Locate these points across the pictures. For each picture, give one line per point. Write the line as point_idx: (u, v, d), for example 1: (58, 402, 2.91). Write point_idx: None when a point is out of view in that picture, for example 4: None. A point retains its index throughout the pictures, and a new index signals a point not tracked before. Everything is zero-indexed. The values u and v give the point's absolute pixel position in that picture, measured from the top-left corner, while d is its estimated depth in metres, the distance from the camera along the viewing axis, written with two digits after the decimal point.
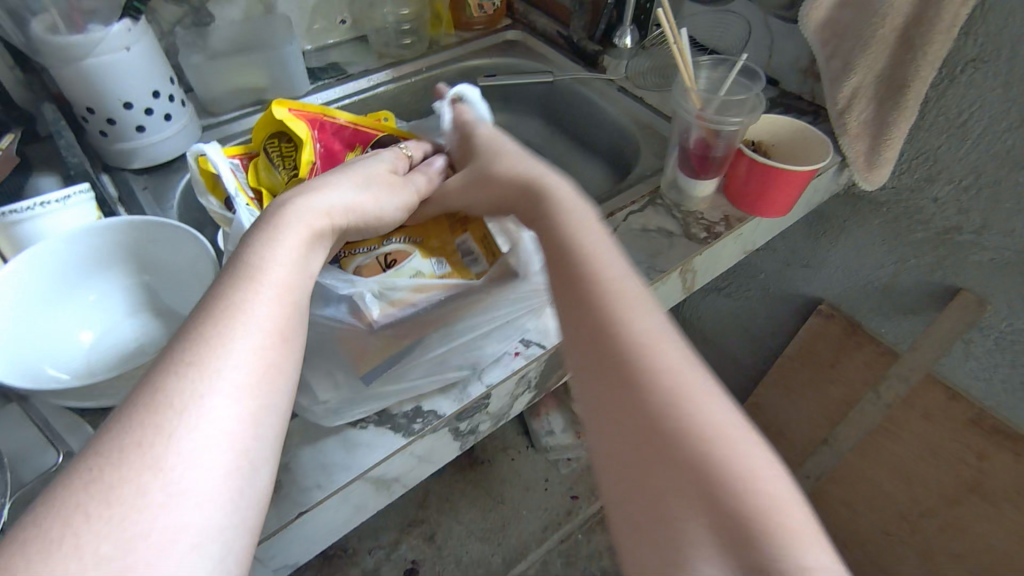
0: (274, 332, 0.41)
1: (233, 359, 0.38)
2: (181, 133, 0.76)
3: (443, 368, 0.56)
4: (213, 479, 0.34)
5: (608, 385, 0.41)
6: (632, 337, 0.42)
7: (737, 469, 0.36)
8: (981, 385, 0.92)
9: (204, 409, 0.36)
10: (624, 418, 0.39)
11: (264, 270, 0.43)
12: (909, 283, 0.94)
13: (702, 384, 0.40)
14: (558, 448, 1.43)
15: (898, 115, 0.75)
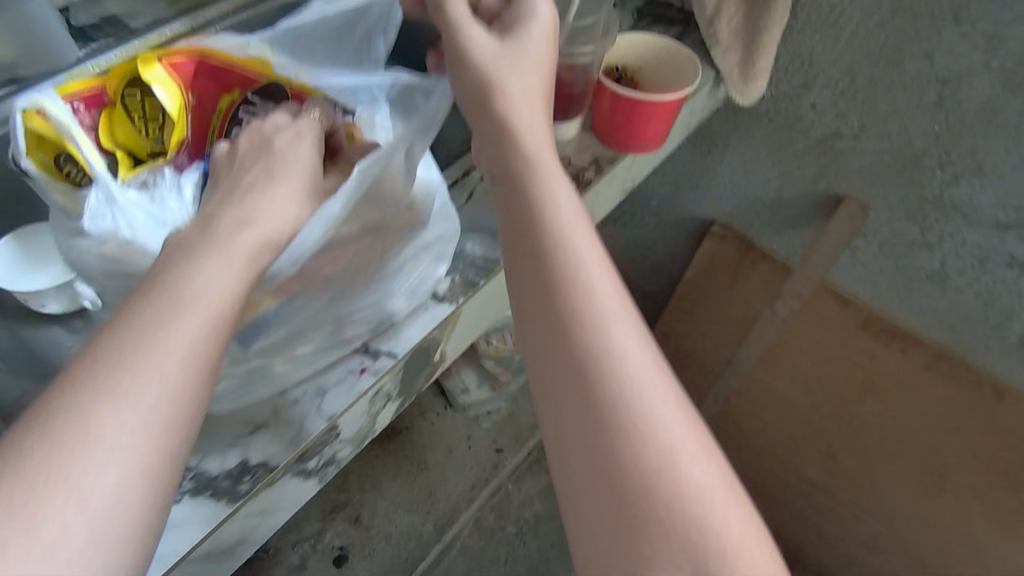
0: (202, 354, 0.35)
1: (151, 388, 0.33)
2: None
3: (341, 334, 0.50)
4: (129, 511, 0.31)
5: (582, 421, 0.36)
6: (612, 372, 0.36)
7: (713, 506, 0.34)
8: (869, 289, 0.92)
9: (119, 442, 0.31)
10: (597, 454, 0.35)
11: (190, 281, 0.36)
12: (795, 196, 0.90)
13: (679, 410, 0.37)
14: (476, 404, 1.36)
15: (770, 18, 0.67)
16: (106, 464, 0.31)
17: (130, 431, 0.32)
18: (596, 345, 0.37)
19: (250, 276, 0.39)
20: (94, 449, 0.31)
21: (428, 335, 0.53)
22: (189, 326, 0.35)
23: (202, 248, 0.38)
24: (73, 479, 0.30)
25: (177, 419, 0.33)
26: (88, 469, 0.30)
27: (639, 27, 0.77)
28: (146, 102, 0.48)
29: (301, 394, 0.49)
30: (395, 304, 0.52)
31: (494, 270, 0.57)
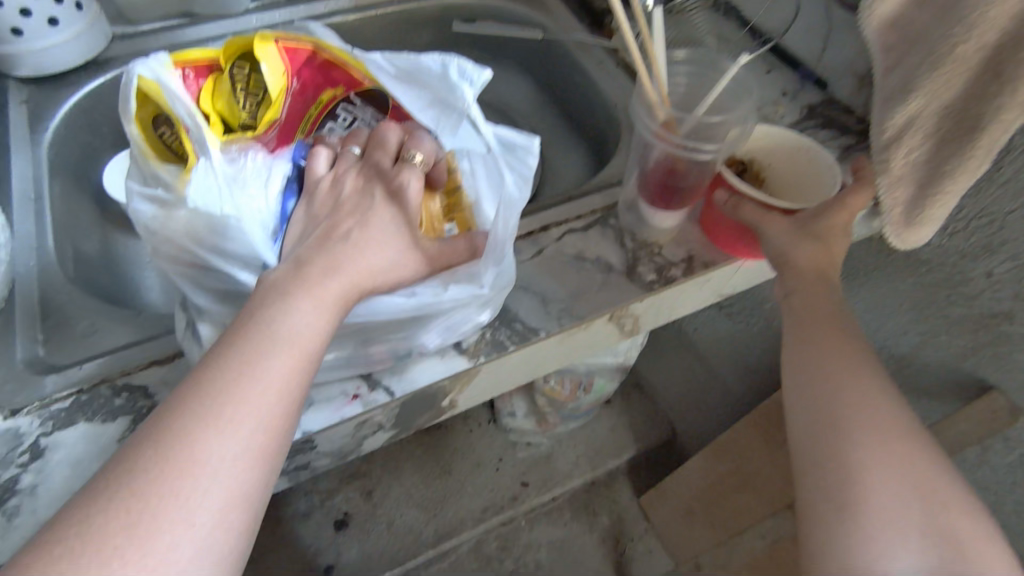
0: (294, 391, 0.38)
1: (253, 418, 0.36)
2: (75, 42, 0.65)
3: (365, 350, 0.47)
4: (226, 523, 0.34)
5: (831, 503, 0.45)
6: (865, 464, 0.45)
7: None
8: (987, 500, 0.76)
9: (222, 461, 0.35)
10: (847, 522, 0.44)
11: (287, 322, 0.39)
12: (931, 362, 0.75)
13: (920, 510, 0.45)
14: (518, 431, 1.32)
15: (960, 167, 0.55)
16: (210, 489, 0.34)
17: (230, 454, 0.35)
18: (856, 448, 0.46)
19: (340, 317, 0.41)
20: (200, 476, 0.34)
21: (433, 384, 0.50)
22: (283, 365, 0.38)
23: (303, 288, 0.40)
24: (183, 497, 0.33)
25: (268, 445, 0.37)
26: (195, 486, 0.34)
27: (804, 126, 0.67)
28: (251, 78, 0.49)
29: None
30: (426, 339, 0.48)
31: (530, 339, 0.52)
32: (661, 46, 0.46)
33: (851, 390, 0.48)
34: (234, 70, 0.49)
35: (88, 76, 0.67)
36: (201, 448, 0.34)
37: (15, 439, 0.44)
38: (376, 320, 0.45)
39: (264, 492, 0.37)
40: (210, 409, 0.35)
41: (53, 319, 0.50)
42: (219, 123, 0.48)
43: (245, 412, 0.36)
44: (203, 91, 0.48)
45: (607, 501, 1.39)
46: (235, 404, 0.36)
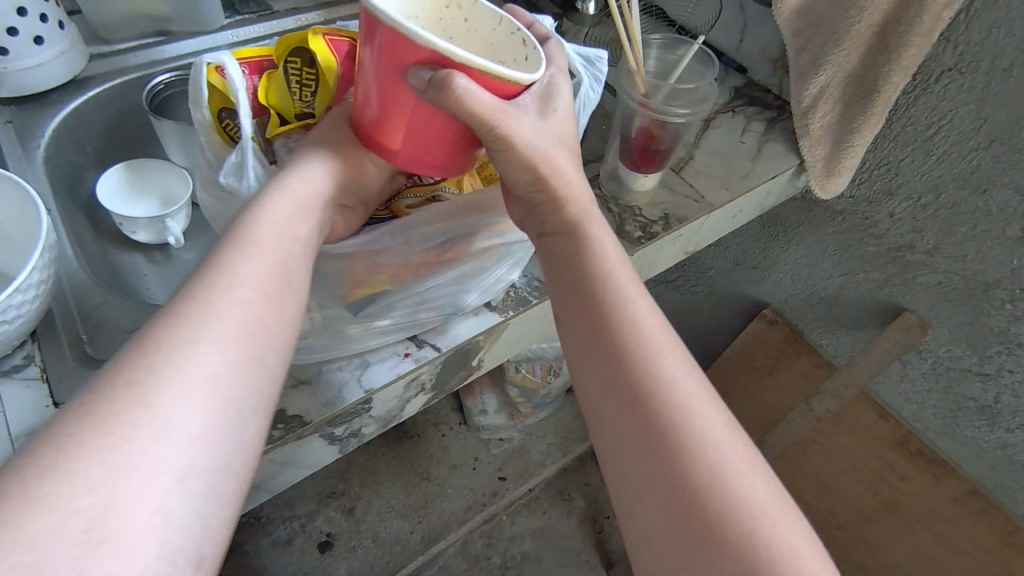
0: (276, 283, 0.40)
1: (223, 308, 0.37)
2: (57, 61, 0.66)
3: (414, 310, 0.53)
4: (215, 392, 0.34)
5: (634, 389, 0.40)
6: (633, 335, 0.42)
7: (710, 458, 0.38)
8: (912, 408, 0.90)
9: (216, 334, 0.36)
10: (613, 393, 0.41)
11: (262, 226, 0.42)
12: (855, 297, 0.89)
13: (687, 383, 0.41)
14: (491, 427, 1.36)
15: (864, 122, 0.70)
16: (173, 375, 0.33)
17: (223, 330, 0.36)
18: (625, 322, 0.43)
19: (308, 227, 0.45)
20: (167, 358, 0.34)
21: (471, 339, 0.55)
22: (260, 263, 0.40)
23: (273, 200, 0.44)
24: (165, 378, 0.33)
25: (254, 327, 0.38)
26: (184, 356, 0.34)
27: (734, 105, 0.80)
28: (303, 71, 0.52)
29: (347, 362, 0.52)
30: (466, 298, 0.54)
31: (550, 291, 0.58)
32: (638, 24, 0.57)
33: (616, 265, 0.46)
34: (286, 64, 0.52)
35: (71, 94, 0.68)
36: (189, 321, 0.36)
37: None
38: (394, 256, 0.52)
39: (254, 374, 0.37)
40: (196, 292, 0.37)
41: (94, 321, 0.51)
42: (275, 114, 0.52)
43: (232, 295, 0.38)
44: (260, 89, 0.52)
45: (579, 485, 1.46)
46: (223, 289, 0.38)
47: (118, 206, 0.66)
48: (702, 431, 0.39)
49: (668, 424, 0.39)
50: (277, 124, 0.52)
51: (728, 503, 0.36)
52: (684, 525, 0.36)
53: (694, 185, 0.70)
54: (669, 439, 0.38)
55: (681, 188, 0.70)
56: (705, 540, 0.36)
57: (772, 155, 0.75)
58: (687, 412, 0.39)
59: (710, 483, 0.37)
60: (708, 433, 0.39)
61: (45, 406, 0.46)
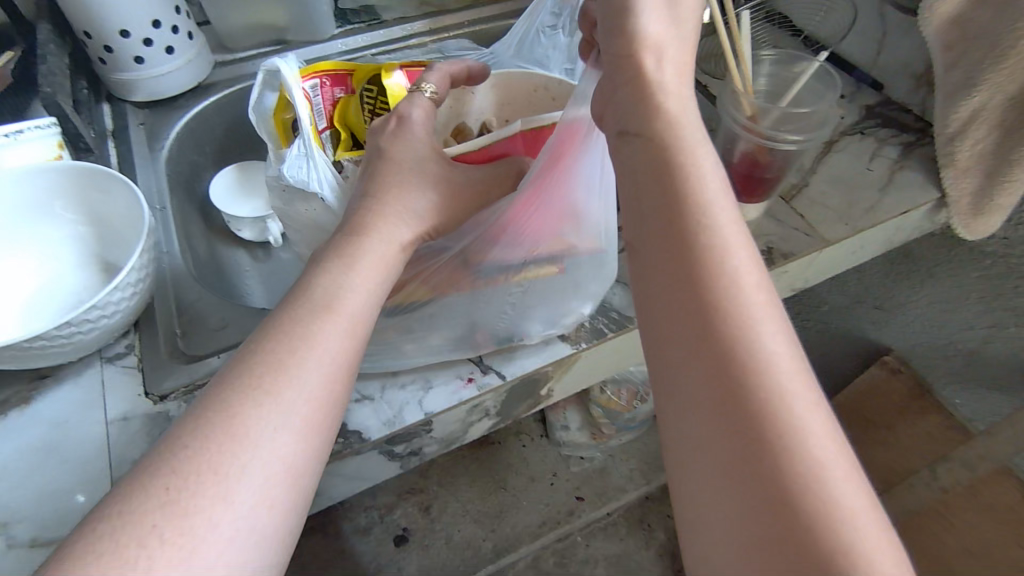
0: (340, 367, 0.39)
1: (303, 389, 0.36)
2: (186, 69, 0.72)
3: (472, 333, 0.51)
4: (270, 495, 0.33)
5: (712, 347, 0.30)
6: (715, 273, 0.31)
7: (803, 459, 0.27)
8: None
9: (276, 432, 0.35)
10: (690, 348, 0.30)
11: (340, 297, 0.41)
12: (1001, 353, 0.76)
13: (783, 346, 0.30)
14: (571, 444, 1.33)
15: None
16: (252, 466, 0.33)
17: (281, 429, 0.35)
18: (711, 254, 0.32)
19: (386, 277, 0.44)
20: (248, 446, 0.34)
21: (540, 369, 0.52)
22: (330, 342, 0.39)
23: (359, 261, 0.42)
24: (248, 468, 0.33)
25: (315, 417, 0.37)
26: (238, 459, 0.33)
27: (864, 126, 0.71)
28: (377, 100, 0.55)
29: (410, 381, 0.51)
30: (529, 326, 0.51)
31: (627, 326, 0.55)
32: (748, 43, 0.52)
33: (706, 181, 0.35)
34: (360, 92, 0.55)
35: (197, 99, 0.74)
36: (250, 420, 0.34)
37: (167, 421, 0.48)
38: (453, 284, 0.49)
39: (309, 468, 0.36)
40: (259, 377, 0.36)
41: (187, 316, 0.55)
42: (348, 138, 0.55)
43: (290, 387, 0.36)
44: (337, 105, 0.55)
45: (662, 516, 1.39)
46: (286, 378, 0.36)
47: (227, 206, 0.72)
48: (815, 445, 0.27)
49: (755, 408, 0.28)
50: (348, 145, 0.54)
51: (837, 534, 0.25)
52: (790, 565, 0.25)
53: (805, 216, 0.63)
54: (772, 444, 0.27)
55: (789, 219, 0.63)
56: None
57: (905, 185, 0.66)
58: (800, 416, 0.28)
59: (806, 492, 0.26)
60: (817, 452, 0.27)
61: (137, 395, 0.49)
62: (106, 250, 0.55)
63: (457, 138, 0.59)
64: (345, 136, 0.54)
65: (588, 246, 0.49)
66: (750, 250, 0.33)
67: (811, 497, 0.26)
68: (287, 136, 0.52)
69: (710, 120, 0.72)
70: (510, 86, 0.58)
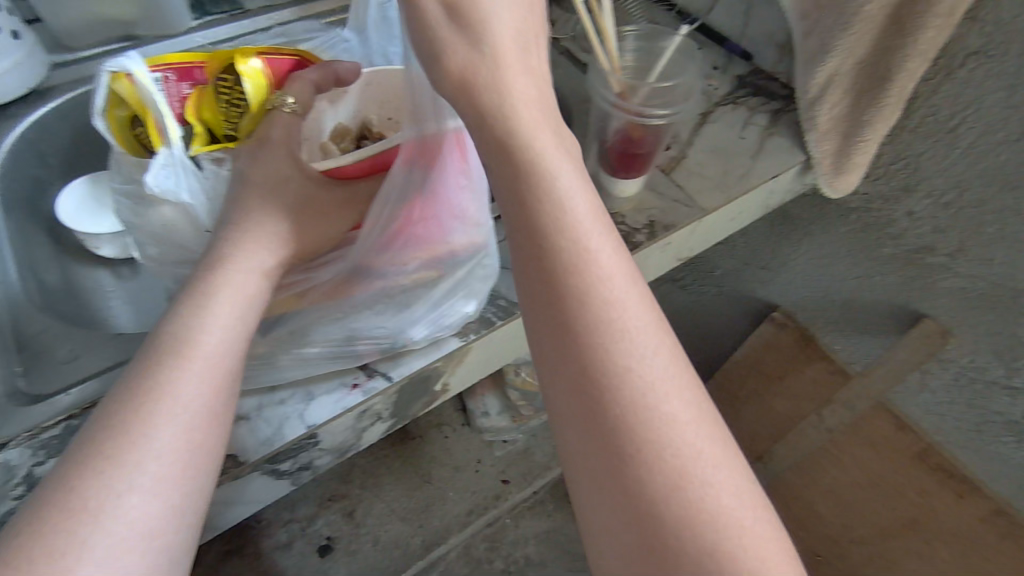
0: (204, 413, 0.35)
1: (152, 448, 0.33)
2: (11, 72, 0.63)
3: (352, 344, 0.48)
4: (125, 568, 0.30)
5: (611, 408, 0.32)
6: (613, 340, 0.34)
7: (694, 498, 0.31)
8: (934, 419, 0.84)
9: (129, 497, 0.31)
10: (592, 411, 0.33)
11: (193, 342, 0.36)
12: (870, 300, 0.83)
13: (677, 394, 0.33)
14: (493, 429, 1.33)
15: (876, 114, 0.63)
16: (97, 541, 0.30)
17: (133, 495, 0.31)
18: (602, 313, 0.34)
19: (253, 313, 0.39)
20: (90, 520, 0.30)
21: (428, 366, 0.50)
22: (187, 386, 0.35)
23: (213, 298, 0.37)
24: (91, 542, 0.30)
25: (173, 474, 0.33)
26: (80, 537, 0.30)
27: (736, 98, 0.73)
28: (237, 89, 0.45)
29: (289, 396, 0.47)
30: (414, 331, 0.49)
31: (515, 312, 0.54)
32: (612, 20, 0.52)
33: (594, 232, 0.36)
34: (216, 80, 0.45)
35: (29, 105, 0.65)
36: (91, 490, 0.31)
37: (8, 473, 0.42)
38: (331, 297, 0.47)
39: (179, 528, 0.32)
40: (102, 442, 0.32)
41: (29, 350, 0.49)
42: (202, 131, 0.45)
43: (143, 445, 0.32)
44: (190, 98, 0.45)
45: None
46: (132, 438, 0.32)
47: (76, 219, 0.63)
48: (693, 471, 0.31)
49: (654, 460, 0.31)
50: (205, 140, 0.45)
51: (732, 563, 0.30)
52: None
53: (684, 188, 0.65)
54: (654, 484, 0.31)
55: (671, 192, 0.64)
56: None
57: (775, 152, 0.69)
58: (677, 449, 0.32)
59: (691, 514, 0.30)
60: (709, 486, 0.31)
61: None
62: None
63: (339, 140, 0.50)
64: (201, 130, 0.45)
65: (470, 246, 0.47)
66: (638, 298, 0.35)
67: (695, 522, 0.30)
68: (127, 137, 0.43)
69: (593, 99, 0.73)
70: (391, 82, 0.49)
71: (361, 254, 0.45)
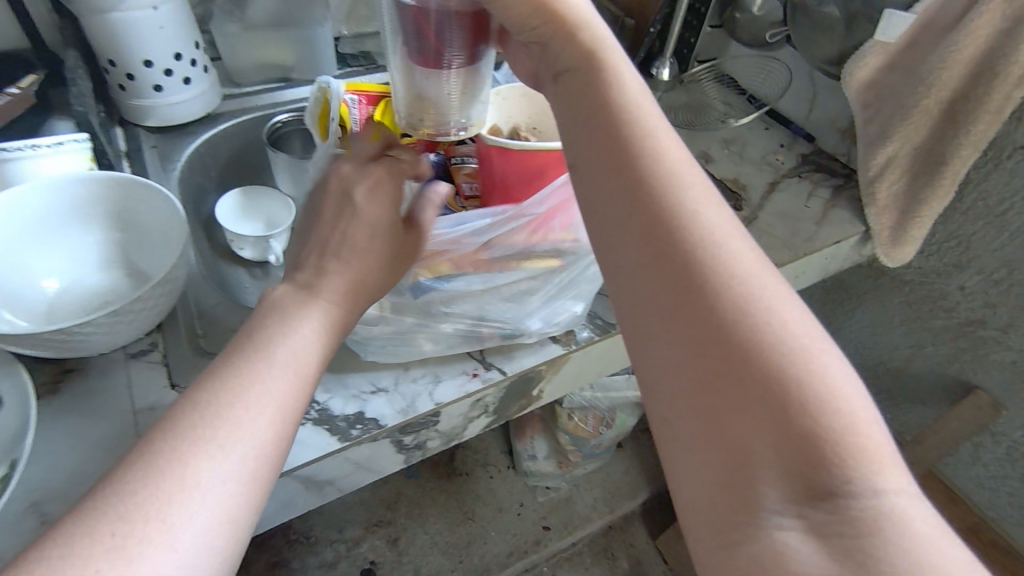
0: (299, 399, 0.40)
1: (259, 418, 0.37)
2: (198, 99, 0.77)
3: (478, 327, 0.57)
4: (243, 515, 0.35)
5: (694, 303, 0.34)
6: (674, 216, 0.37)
7: (791, 371, 0.31)
8: (984, 493, 0.86)
9: (256, 456, 0.36)
10: (666, 300, 0.35)
11: (294, 338, 0.41)
12: (923, 369, 0.88)
13: (776, 299, 0.34)
14: (538, 473, 1.36)
15: (932, 193, 0.71)
16: (205, 483, 0.34)
17: (254, 455, 0.36)
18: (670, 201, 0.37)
19: (335, 330, 0.44)
20: (207, 465, 0.34)
21: (535, 366, 0.59)
22: (305, 370, 0.41)
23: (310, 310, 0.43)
24: (202, 482, 0.34)
25: (273, 443, 0.37)
26: (207, 479, 0.34)
27: (800, 171, 0.83)
28: None
29: (421, 375, 0.57)
30: (530, 323, 0.58)
31: (610, 330, 0.62)
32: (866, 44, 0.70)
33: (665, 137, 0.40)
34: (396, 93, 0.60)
35: (205, 127, 0.79)
36: (206, 440, 0.35)
37: None
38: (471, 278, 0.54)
39: (268, 494, 0.37)
40: (217, 405, 0.37)
41: (207, 319, 0.59)
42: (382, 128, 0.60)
43: (266, 416, 0.37)
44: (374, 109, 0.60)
45: (625, 545, 1.43)
46: (243, 404, 0.37)
47: (231, 224, 0.75)
48: (870, 444, 0.31)
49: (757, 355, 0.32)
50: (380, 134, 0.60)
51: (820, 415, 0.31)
52: (786, 454, 0.30)
53: (756, 244, 0.73)
54: (761, 400, 0.31)
55: None
56: (759, 448, 0.31)
57: (836, 220, 0.77)
58: (855, 418, 0.31)
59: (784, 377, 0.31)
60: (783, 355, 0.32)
61: (164, 386, 0.53)
62: (134, 253, 0.60)
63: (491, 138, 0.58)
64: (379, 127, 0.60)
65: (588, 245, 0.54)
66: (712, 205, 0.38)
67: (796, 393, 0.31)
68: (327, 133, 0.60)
69: None
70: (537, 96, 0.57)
71: (503, 236, 0.52)
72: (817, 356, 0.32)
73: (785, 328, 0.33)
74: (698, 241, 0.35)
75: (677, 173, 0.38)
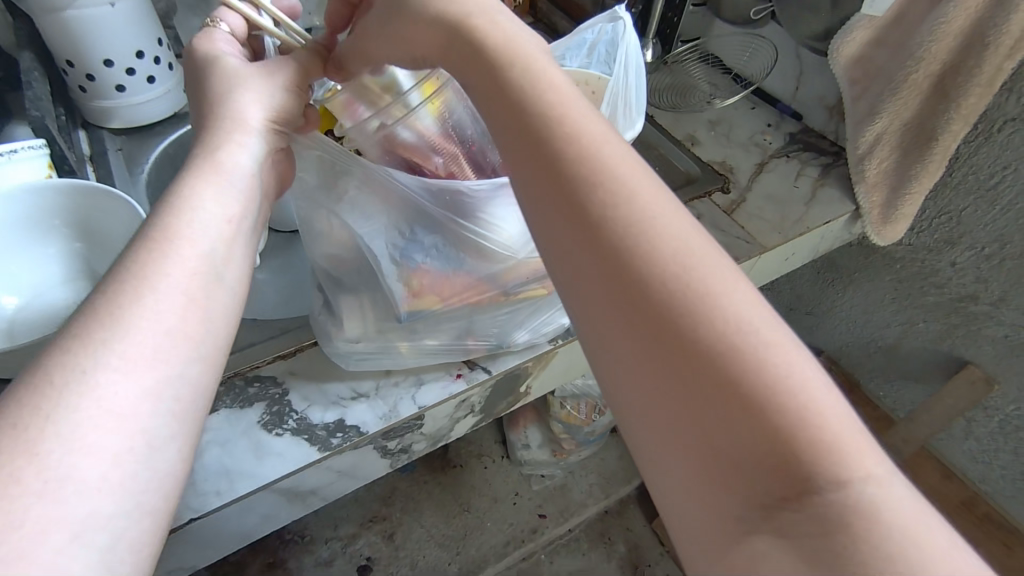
0: (193, 295, 0.35)
1: (143, 328, 0.32)
2: (165, 99, 0.74)
3: (463, 341, 0.55)
4: (113, 497, 0.29)
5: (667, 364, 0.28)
6: (631, 254, 0.30)
7: (788, 426, 0.25)
8: (978, 468, 0.86)
9: (114, 426, 0.30)
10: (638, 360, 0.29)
11: (182, 228, 0.37)
12: (915, 347, 0.87)
13: (760, 332, 0.28)
14: (533, 462, 1.36)
15: (922, 169, 0.69)
16: (87, 411, 0.29)
17: (114, 426, 0.30)
18: (629, 236, 0.31)
19: (245, 208, 0.41)
20: (86, 394, 0.29)
21: (521, 365, 0.57)
22: (172, 307, 0.34)
23: (195, 195, 0.39)
24: (76, 409, 0.29)
25: (169, 353, 0.33)
26: (52, 465, 0.27)
27: (787, 150, 0.81)
28: None
29: (403, 379, 0.55)
30: (517, 336, 0.56)
31: None
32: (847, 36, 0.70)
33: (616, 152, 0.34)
34: None
35: (172, 127, 0.76)
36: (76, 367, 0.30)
37: None
38: (456, 312, 0.53)
39: (188, 413, 0.33)
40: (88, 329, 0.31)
41: None
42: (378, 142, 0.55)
43: (125, 373, 0.31)
44: None
45: (621, 530, 1.44)
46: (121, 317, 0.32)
47: None
48: (890, 505, 0.24)
49: (742, 414, 0.26)
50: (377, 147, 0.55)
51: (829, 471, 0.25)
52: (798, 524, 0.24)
53: (746, 227, 0.71)
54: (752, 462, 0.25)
55: (731, 229, 0.71)
56: (762, 516, 0.25)
57: (826, 199, 0.76)
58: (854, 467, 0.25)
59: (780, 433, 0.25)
60: (779, 406, 0.26)
61: None
62: (98, 262, 0.57)
63: None
64: None
65: None
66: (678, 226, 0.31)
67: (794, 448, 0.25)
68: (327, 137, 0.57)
69: (658, 145, 0.82)
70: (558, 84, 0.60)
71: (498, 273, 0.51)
72: (813, 397, 0.26)
73: (781, 372, 0.26)
74: (664, 282, 0.29)
75: (633, 200, 0.32)
